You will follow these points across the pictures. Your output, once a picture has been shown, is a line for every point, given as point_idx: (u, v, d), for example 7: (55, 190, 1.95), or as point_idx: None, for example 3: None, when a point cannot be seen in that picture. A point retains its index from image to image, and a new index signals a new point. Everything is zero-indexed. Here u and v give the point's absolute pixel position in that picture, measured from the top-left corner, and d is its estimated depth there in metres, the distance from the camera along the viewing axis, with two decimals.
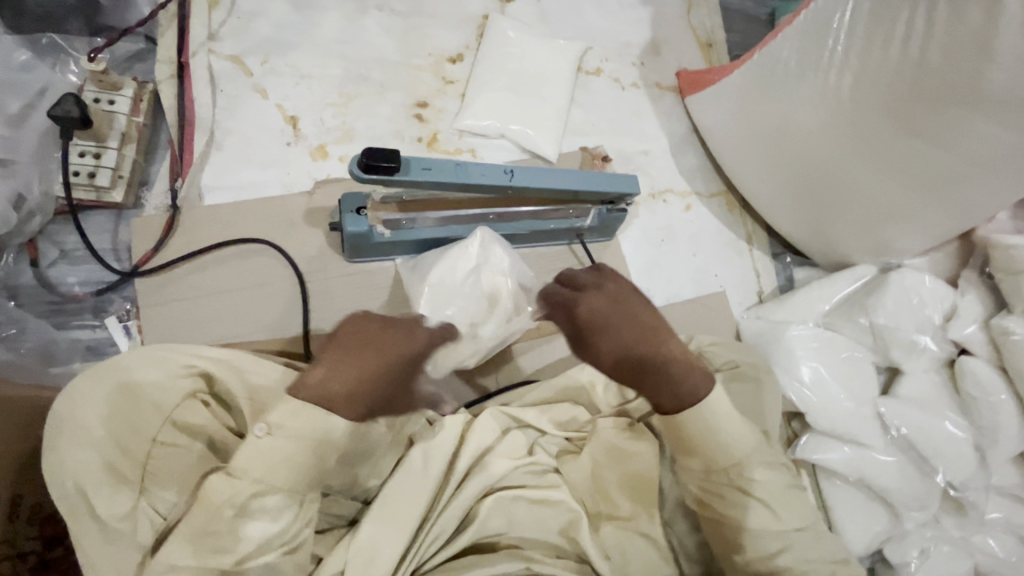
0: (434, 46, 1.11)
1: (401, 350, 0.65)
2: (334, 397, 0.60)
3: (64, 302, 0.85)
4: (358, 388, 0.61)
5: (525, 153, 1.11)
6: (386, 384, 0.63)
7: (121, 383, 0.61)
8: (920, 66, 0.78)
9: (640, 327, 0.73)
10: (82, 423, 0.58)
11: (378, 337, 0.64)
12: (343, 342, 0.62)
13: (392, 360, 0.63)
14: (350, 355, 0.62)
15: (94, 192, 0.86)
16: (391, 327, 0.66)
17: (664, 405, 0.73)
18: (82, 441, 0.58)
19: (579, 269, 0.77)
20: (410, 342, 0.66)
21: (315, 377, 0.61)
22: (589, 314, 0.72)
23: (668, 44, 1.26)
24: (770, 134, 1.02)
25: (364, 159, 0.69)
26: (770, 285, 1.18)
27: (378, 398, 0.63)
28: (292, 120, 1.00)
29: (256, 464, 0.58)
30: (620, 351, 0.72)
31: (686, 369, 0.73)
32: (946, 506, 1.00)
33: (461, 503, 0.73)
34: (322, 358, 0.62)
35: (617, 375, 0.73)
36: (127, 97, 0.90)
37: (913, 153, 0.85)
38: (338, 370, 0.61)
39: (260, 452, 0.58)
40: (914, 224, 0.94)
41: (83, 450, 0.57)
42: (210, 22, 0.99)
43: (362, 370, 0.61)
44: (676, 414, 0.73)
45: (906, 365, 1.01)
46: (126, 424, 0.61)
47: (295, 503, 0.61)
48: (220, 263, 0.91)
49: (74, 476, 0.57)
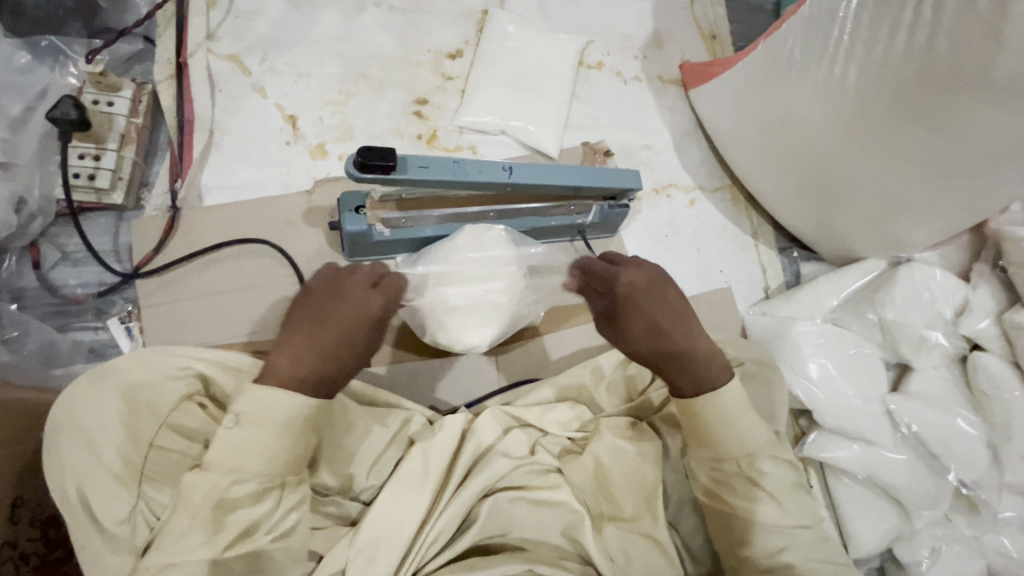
0: (433, 42, 1.10)
1: (353, 309, 0.66)
2: (291, 376, 0.61)
3: (67, 304, 0.85)
4: (316, 363, 0.62)
5: (526, 149, 1.10)
6: (341, 356, 0.64)
7: (117, 385, 0.62)
8: (928, 54, 0.75)
9: (674, 309, 0.77)
10: (84, 428, 0.60)
11: (333, 303, 0.66)
12: (299, 321, 0.65)
13: (351, 329, 0.65)
14: (305, 331, 0.64)
15: (94, 194, 0.86)
16: (342, 287, 0.67)
17: (684, 388, 0.74)
18: (81, 444, 0.59)
19: (616, 254, 0.82)
20: (359, 300, 0.67)
21: (274, 361, 0.62)
22: (628, 286, 0.77)
23: (670, 36, 1.24)
24: (774, 126, 1.00)
25: (359, 157, 0.68)
26: (776, 281, 1.16)
27: (337, 372, 0.64)
28: (291, 119, 1.00)
29: (253, 461, 0.58)
30: (650, 327, 0.75)
31: (710, 361, 0.75)
32: (958, 504, 0.97)
33: (462, 503, 0.73)
34: (280, 344, 0.64)
35: (649, 353, 0.75)
36: (127, 99, 0.90)
37: (921, 143, 0.82)
38: (294, 349, 0.62)
39: (258, 446, 0.59)
40: (921, 216, 0.92)
41: (79, 452, 0.58)
42: (209, 21, 0.99)
43: (314, 341, 0.63)
44: (693, 397, 0.74)
45: (916, 361, 0.99)
46: (124, 427, 0.61)
47: (273, 496, 0.60)
48: (220, 263, 0.91)
49: (72, 477, 0.58)
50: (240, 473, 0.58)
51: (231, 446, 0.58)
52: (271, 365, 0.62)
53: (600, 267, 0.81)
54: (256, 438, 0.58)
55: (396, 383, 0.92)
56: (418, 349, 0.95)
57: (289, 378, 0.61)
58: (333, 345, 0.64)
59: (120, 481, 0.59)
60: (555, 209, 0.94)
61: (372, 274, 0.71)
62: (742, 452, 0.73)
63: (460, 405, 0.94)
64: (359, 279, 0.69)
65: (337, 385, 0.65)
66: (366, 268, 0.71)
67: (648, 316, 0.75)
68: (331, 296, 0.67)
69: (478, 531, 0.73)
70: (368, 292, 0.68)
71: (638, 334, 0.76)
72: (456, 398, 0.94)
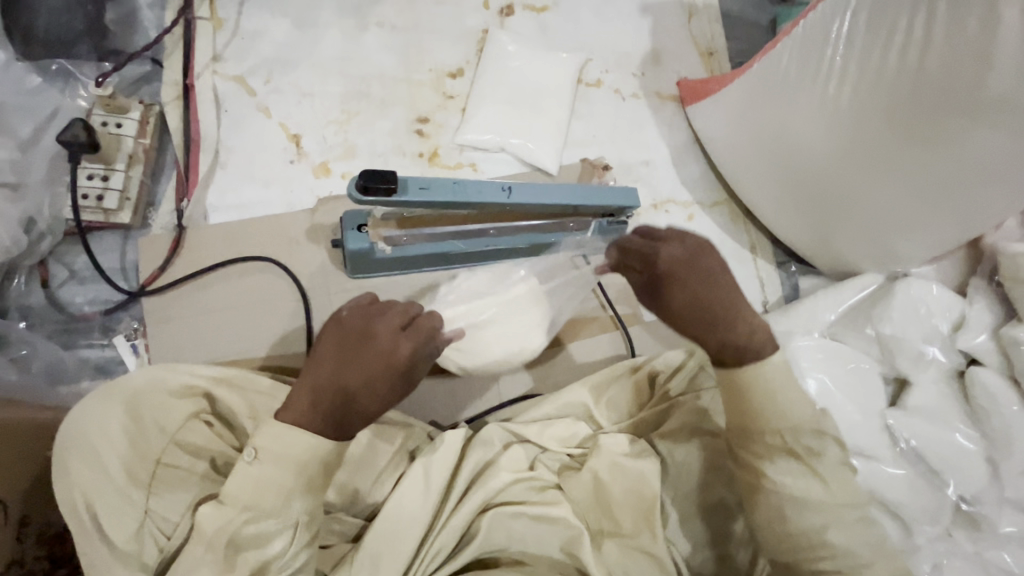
0: (434, 61, 1.12)
1: (377, 356, 0.63)
2: (311, 416, 0.61)
3: (73, 321, 0.87)
4: (338, 405, 0.62)
5: (526, 166, 1.12)
6: (359, 400, 0.62)
7: (126, 405, 0.63)
8: (920, 73, 0.77)
9: (718, 284, 0.76)
10: (94, 445, 0.60)
11: (361, 347, 0.64)
12: (323, 359, 0.64)
13: (375, 374, 0.63)
14: (330, 369, 0.63)
15: (102, 214, 0.88)
16: (370, 331, 0.64)
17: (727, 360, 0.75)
18: (88, 464, 0.59)
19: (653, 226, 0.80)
20: (385, 346, 0.64)
21: (297, 396, 0.62)
22: (669, 262, 0.76)
23: (667, 53, 1.26)
24: (770, 143, 1.01)
25: (361, 181, 0.70)
26: (774, 295, 1.17)
27: (353, 414, 0.63)
28: (295, 138, 1.01)
29: (257, 482, 0.59)
30: (694, 304, 0.75)
31: (756, 335, 0.75)
32: (959, 519, 0.97)
33: (462, 519, 0.73)
34: (303, 376, 0.63)
35: (689, 327, 0.76)
36: (135, 120, 0.92)
37: (915, 159, 0.84)
38: (316, 388, 0.62)
39: (272, 481, 0.60)
40: (918, 233, 0.93)
41: (87, 473, 0.59)
42: (215, 43, 1.01)
43: (336, 384, 0.62)
44: (738, 369, 0.74)
45: (914, 376, 1.00)
46: (132, 445, 0.62)
47: (288, 522, 0.60)
48: (224, 280, 0.92)
49: (83, 496, 0.58)
50: (246, 503, 0.59)
51: (249, 480, 0.59)
52: (294, 402, 0.62)
53: (638, 243, 0.80)
54: (271, 472, 0.60)
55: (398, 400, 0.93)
56: None
57: (310, 419, 0.61)
58: (352, 390, 0.62)
59: (127, 498, 0.60)
60: (554, 227, 0.94)
61: (404, 314, 0.68)
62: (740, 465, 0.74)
63: (462, 420, 0.95)
64: (391, 321, 0.66)
65: (358, 426, 0.64)
66: (400, 308, 0.68)
67: (691, 291, 0.75)
68: (359, 338, 0.64)
69: (479, 545, 0.74)
70: (397, 337, 0.65)
71: (681, 310, 0.76)
72: (458, 414, 0.95)
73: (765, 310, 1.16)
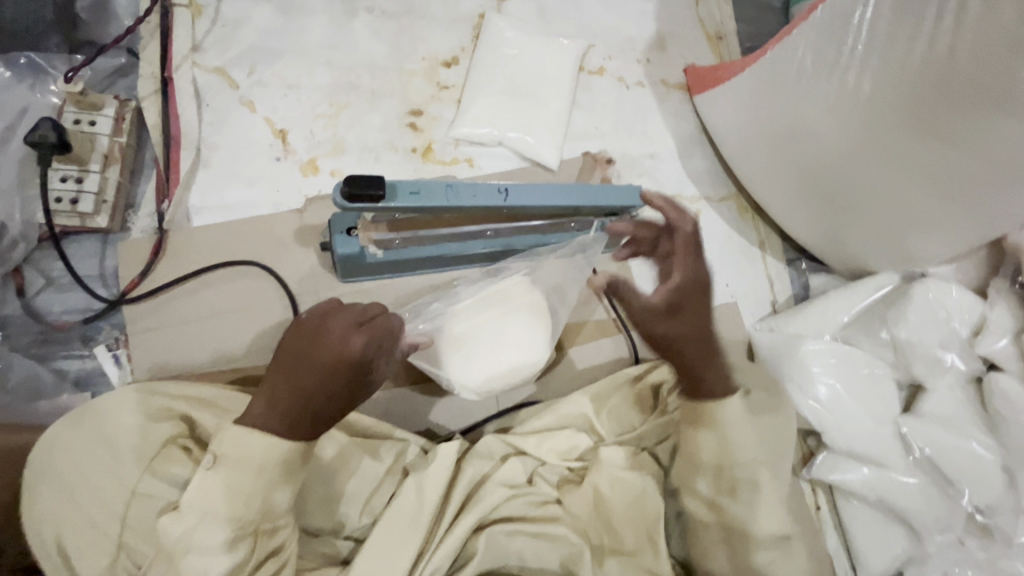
0: (427, 49, 1.06)
1: (328, 352, 0.59)
2: (270, 418, 0.59)
3: (50, 331, 0.83)
4: (295, 406, 0.59)
5: (524, 161, 1.06)
6: (318, 402, 0.59)
7: (101, 434, 0.61)
8: (947, 64, 0.71)
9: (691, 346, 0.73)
10: (64, 478, 0.59)
11: (313, 343, 0.60)
12: (279, 359, 0.61)
13: (328, 371, 0.59)
14: (286, 370, 0.60)
15: (77, 218, 0.84)
16: (322, 327, 0.61)
17: (716, 391, 0.76)
18: (59, 497, 0.58)
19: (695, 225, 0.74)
20: (335, 341, 0.59)
21: (257, 399, 0.60)
22: (693, 282, 0.72)
23: (674, 38, 1.19)
24: (783, 137, 0.95)
25: (346, 188, 0.66)
26: (784, 294, 1.13)
27: (315, 414, 0.59)
28: (281, 133, 0.96)
29: (234, 498, 0.58)
30: (696, 329, 0.72)
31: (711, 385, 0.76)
32: (972, 527, 0.93)
33: (457, 539, 0.70)
34: (265, 377, 0.61)
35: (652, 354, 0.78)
36: (109, 117, 0.87)
37: (937, 156, 0.78)
38: (272, 389, 0.60)
39: (239, 490, 0.57)
40: (940, 232, 0.88)
41: (58, 506, 0.58)
42: (194, 31, 0.96)
43: (291, 381, 0.59)
44: (722, 399, 0.76)
45: (929, 382, 0.96)
46: (104, 477, 0.60)
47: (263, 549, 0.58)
48: (208, 287, 0.88)
49: (53, 530, 0.57)
50: (222, 509, 0.57)
51: (212, 489, 0.57)
52: (254, 405, 0.60)
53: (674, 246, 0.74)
54: (240, 479, 0.57)
55: (392, 408, 0.90)
56: (410, 374, 0.91)
57: (269, 419, 0.59)
58: (307, 390, 0.59)
59: (101, 532, 0.58)
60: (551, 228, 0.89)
61: (361, 312, 0.63)
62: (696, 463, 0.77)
63: (455, 431, 0.91)
64: (345, 318, 0.61)
65: (323, 425, 0.61)
66: (356, 306, 0.63)
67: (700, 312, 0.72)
68: (310, 335, 0.60)
69: (478, 564, 0.71)
70: (349, 332, 0.60)
71: (686, 329, 0.71)
72: (454, 423, 0.92)
73: (775, 311, 1.11)
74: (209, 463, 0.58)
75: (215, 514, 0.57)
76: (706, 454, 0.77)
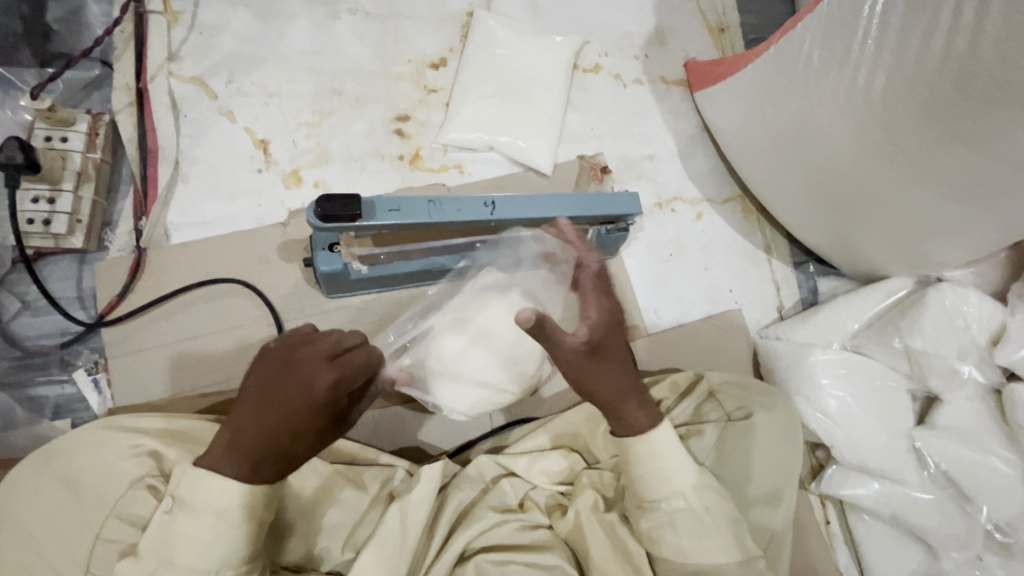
0: (413, 51, 1.01)
1: (296, 389, 0.57)
2: (230, 460, 0.56)
3: (29, 357, 0.82)
4: (258, 449, 0.56)
5: (518, 166, 1.02)
6: (283, 442, 0.57)
7: (64, 477, 0.62)
8: (967, 62, 0.65)
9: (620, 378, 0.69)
10: (28, 524, 0.60)
11: (281, 379, 0.58)
12: (246, 394, 0.58)
13: (294, 409, 0.57)
14: (250, 408, 0.57)
15: (51, 239, 0.82)
16: (291, 360, 0.58)
17: (639, 423, 0.69)
18: (23, 542, 0.59)
19: (601, 263, 0.74)
20: (305, 377, 0.58)
21: (220, 436, 0.58)
22: (608, 310, 0.70)
23: (673, 32, 1.13)
24: (790, 137, 0.90)
25: (320, 208, 0.63)
26: (791, 299, 1.08)
27: (277, 456, 0.57)
28: (262, 143, 0.93)
29: (200, 535, 0.56)
30: (611, 353, 0.69)
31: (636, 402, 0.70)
32: (990, 543, 0.90)
33: (444, 567, 0.69)
34: (230, 413, 0.58)
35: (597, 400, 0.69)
36: (82, 133, 0.84)
37: (955, 160, 0.72)
38: (235, 429, 0.57)
39: (207, 530, 0.56)
40: (957, 236, 0.82)
41: (21, 550, 0.59)
42: (170, 39, 0.92)
43: (256, 424, 0.56)
44: (647, 430, 0.69)
45: (945, 394, 0.91)
46: (71, 521, 0.60)
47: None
48: (188, 307, 0.85)
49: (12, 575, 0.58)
50: (193, 539, 0.56)
51: (174, 536, 0.56)
52: (216, 443, 0.58)
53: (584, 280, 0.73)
54: (205, 521, 0.56)
55: (381, 427, 0.87)
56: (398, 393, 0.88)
57: (229, 460, 0.56)
58: (271, 429, 0.56)
59: None
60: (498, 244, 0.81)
61: (336, 344, 0.61)
62: (663, 492, 0.68)
63: (449, 450, 0.88)
64: (315, 351, 0.59)
65: (289, 465, 0.59)
66: (331, 337, 0.61)
67: (615, 334, 0.70)
68: (281, 368, 0.58)
69: None
70: (320, 367, 0.58)
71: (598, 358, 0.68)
72: (446, 442, 0.89)
73: (781, 318, 1.07)
74: (169, 505, 0.57)
75: (186, 548, 0.56)
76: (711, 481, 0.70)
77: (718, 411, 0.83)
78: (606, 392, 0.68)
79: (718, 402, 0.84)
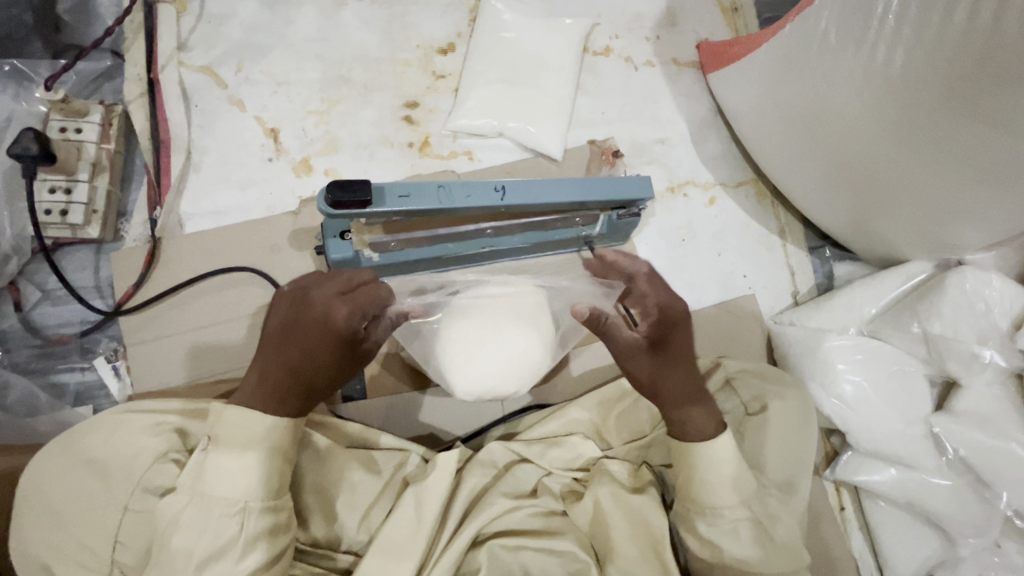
0: (422, 36, 1.00)
1: (315, 324, 0.59)
2: (258, 397, 0.60)
3: (50, 345, 0.84)
4: (283, 382, 0.60)
5: (527, 151, 1.01)
6: (307, 374, 0.60)
7: (88, 460, 0.64)
8: (991, 38, 0.62)
9: (690, 377, 0.70)
10: (54, 502, 0.62)
11: (298, 316, 0.60)
12: (268, 333, 0.61)
13: (315, 344, 0.59)
14: (273, 346, 0.60)
15: (69, 229, 0.83)
16: (304, 300, 0.60)
17: (709, 429, 0.70)
18: (49, 520, 0.62)
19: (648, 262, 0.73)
20: (319, 313, 0.59)
21: (251, 372, 0.62)
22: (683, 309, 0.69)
23: (685, 13, 1.11)
24: (804, 120, 0.89)
25: (330, 195, 0.63)
26: (806, 285, 1.06)
27: (300, 392, 0.60)
28: (272, 132, 0.93)
29: (219, 515, 0.58)
30: (685, 359, 0.70)
31: (697, 403, 0.70)
32: (1009, 530, 0.88)
33: (458, 554, 0.69)
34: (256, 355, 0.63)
35: (677, 396, 0.69)
36: (95, 124, 0.85)
37: (973, 142, 0.70)
38: (263, 366, 0.60)
39: (230, 504, 0.58)
40: (979, 220, 0.80)
41: (46, 528, 0.62)
42: (179, 29, 0.92)
43: (280, 359, 0.60)
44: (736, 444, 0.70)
45: (965, 379, 0.90)
46: (96, 499, 0.63)
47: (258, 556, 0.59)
48: (201, 296, 0.86)
49: (36, 551, 0.61)
50: (211, 514, 0.58)
51: (179, 521, 0.57)
52: (248, 379, 0.62)
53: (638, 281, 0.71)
54: (233, 495, 0.58)
55: (393, 413, 0.89)
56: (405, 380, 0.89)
57: (258, 397, 0.60)
58: (296, 363, 0.59)
59: (93, 552, 0.61)
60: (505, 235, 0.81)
61: (345, 281, 0.62)
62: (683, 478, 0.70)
63: (460, 436, 0.89)
64: (328, 290, 0.60)
65: (314, 400, 0.62)
66: (343, 276, 0.62)
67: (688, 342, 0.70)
68: (297, 309, 0.60)
69: None
70: (333, 302, 0.59)
71: (677, 359, 0.69)
72: (458, 427, 0.90)
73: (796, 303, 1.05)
74: (205, 445, 0.60)
75: (203, 522, 0.57)
76: (728, 474, 0.68)
77: (734, 401, 0.82)
78: (681, 398, 0.69)
79: (733, 390, 0.84)
